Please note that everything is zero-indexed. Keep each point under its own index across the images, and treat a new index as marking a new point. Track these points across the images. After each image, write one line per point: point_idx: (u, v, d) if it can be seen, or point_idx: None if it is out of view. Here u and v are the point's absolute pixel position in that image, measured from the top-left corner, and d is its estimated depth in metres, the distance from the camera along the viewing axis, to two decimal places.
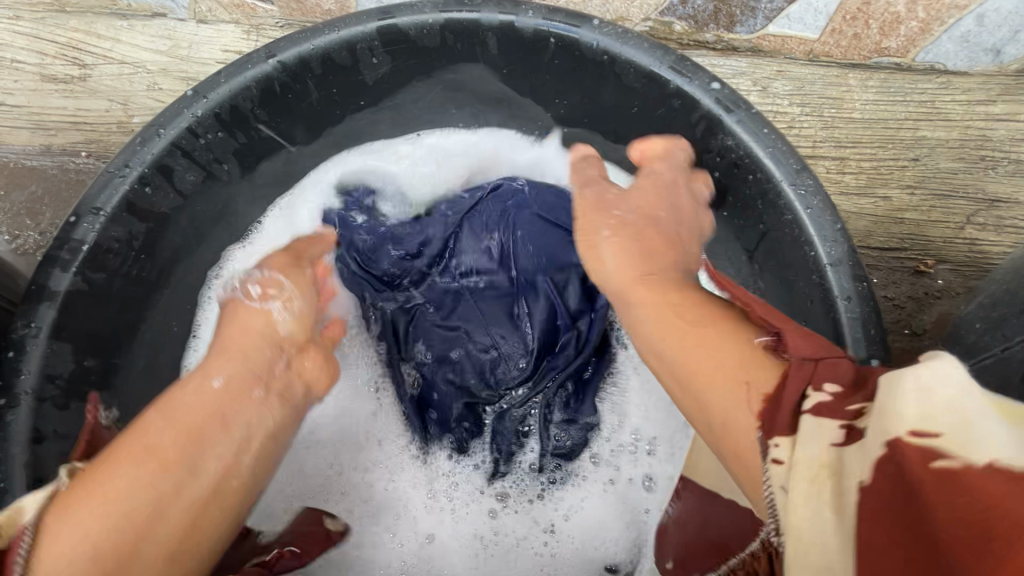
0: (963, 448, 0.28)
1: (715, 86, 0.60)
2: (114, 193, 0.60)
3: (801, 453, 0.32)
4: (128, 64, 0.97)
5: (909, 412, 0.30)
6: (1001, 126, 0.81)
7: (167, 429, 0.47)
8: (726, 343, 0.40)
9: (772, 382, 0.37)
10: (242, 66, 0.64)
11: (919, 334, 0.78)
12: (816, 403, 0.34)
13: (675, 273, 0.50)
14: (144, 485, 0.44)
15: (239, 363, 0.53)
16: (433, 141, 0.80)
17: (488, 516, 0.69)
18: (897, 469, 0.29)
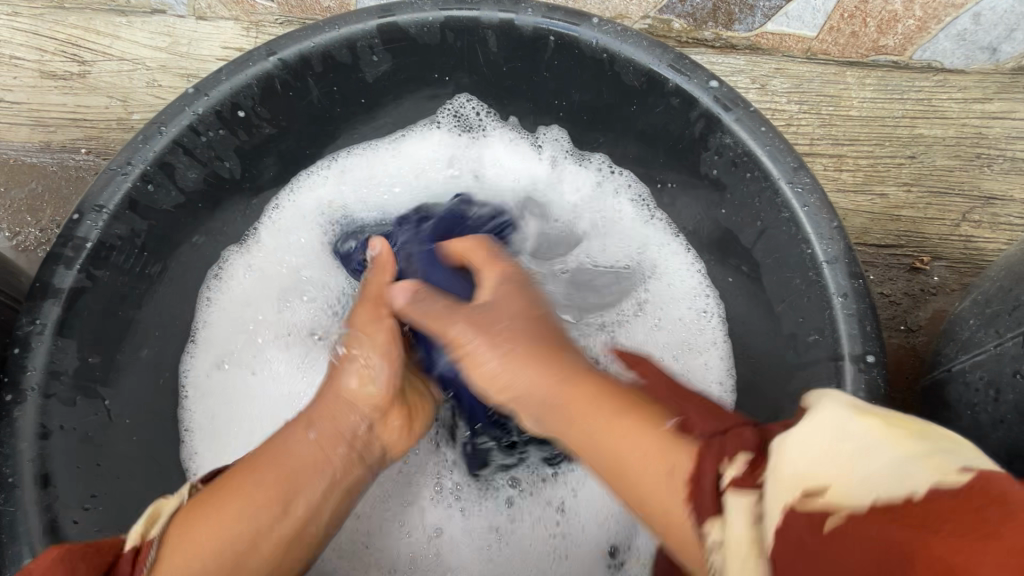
0: (848, 496, 0.32)
1: (714, 84, 0.61)
2: (116, 191, 0.60)
3: (730, 533, 0.35)
4: (128, 60, 0.97)
5: (801, 467, 0.34)
6: (997, 124, 0.82)
7: (269, 473, 0.51)
8: (637, 434, 0.43)
9: (689, 464, 0.40)
10: (243, 63, 0.64)
11: (913, 330, 0.79)
12: (730, 479, 0.37)
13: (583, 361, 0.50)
14: (244, 519, 0.48)
15: (329, 420, 0.55)
16: (416, 145, 0.80)
17: (499, 508, 0.70)
18: (790, 531, 0.32)
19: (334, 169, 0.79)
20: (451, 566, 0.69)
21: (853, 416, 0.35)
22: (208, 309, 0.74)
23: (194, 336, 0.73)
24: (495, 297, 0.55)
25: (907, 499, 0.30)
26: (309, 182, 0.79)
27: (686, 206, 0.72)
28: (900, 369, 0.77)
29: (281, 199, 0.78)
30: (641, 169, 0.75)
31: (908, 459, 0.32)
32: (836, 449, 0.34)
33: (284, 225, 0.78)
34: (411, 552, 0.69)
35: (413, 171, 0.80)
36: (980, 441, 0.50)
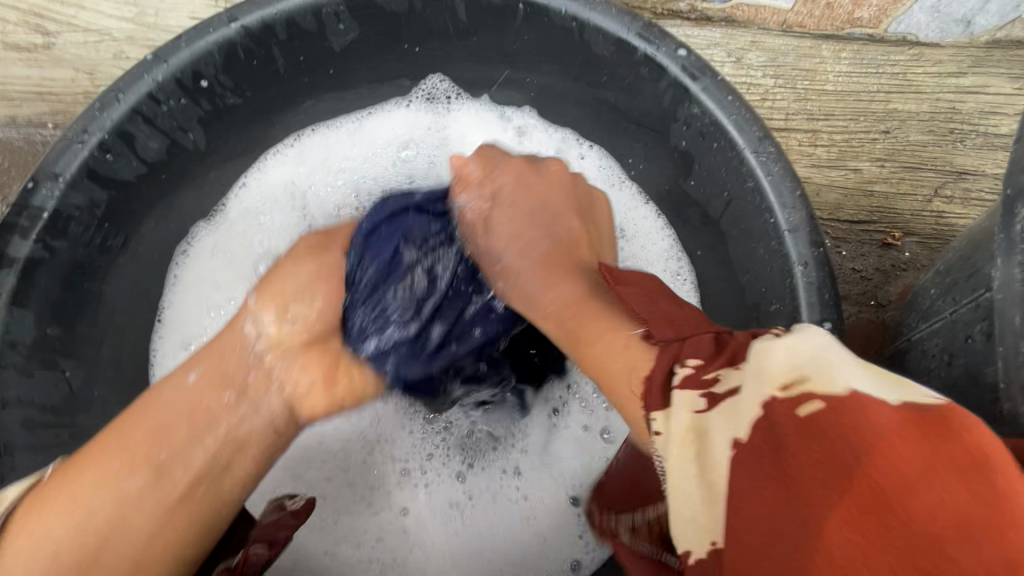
0: (826, 387, 0.31)
1: (682, 53, 0.60)
2: (72, 159, 0.59)
3: (672, 424, 0.35)
4: (94, 31, 0.95)
5: (780, 363, 0.34)
6: (971, 98, 0.81)
7: (138, 429, 0.50)
8: (612, 353, 0.44)
9: (648, 364, 0.40)
10: (203, 30, 0.62)
11: (883, 305, 0.79)
12: (684, 376, 0.37)
13: (575, 282, 0.53)
14: (113, 480, 0.48)
15: (216, 359, 0.55)
16: (383, 123, 0.79)
17: (456, 478, 0.70)
18: (769, 426, 0.32)
19: (298, 149, 0.78)
20: (418, 545, 0.69)
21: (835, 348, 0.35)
22: (177, 289, 0.73)
23: (161, 316, 0.72)
24: (506, 175, 0.63)
25: (873, 417, 0.30)
26: (274, 162, 0.77)
27: (657, 180, 0.72)
28: (868, 343, 0.78)
29: (247, 176, 0.77)
30: (614, 141, 0.74)
31: (879, 378, 0.32)
32: (815, 361, 0.33)
33: (248, 204, 0.76)
34: (378, 532, 0.69)
35: (376, 149, 0.78)
36: None
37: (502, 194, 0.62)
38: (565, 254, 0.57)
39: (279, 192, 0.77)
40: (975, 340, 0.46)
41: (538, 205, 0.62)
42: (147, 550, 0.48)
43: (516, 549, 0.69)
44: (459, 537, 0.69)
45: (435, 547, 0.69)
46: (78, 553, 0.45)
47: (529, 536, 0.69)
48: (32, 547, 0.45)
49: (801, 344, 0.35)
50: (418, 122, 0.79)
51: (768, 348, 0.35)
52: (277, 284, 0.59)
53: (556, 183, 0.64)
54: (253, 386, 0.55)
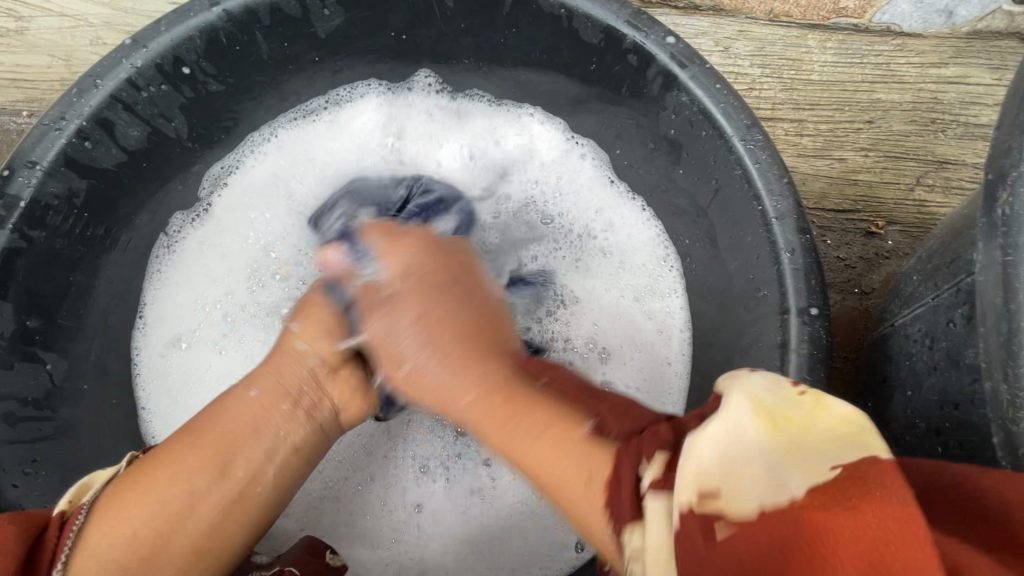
0: (733, 505, 0.33)
1: (671, 40, 0.60)
2: (50, 147, 0.57)
3: (648, 538, 0.36)
4: (68, 16, 0.92)
5: (696, 469, 0.35)
6: (952, 88, 0.83)
7: (213, 436, 0.51)
8: (562, 445, 0.43)
9: (606, 470, 0.40)
10: (183, 14, 0.60)
11: (867, 293, 0.81)
12: (648, 483, 0.37)
13: (494, 369, 0.50)
14: (183, 476, 0.49)
15: (274, 377, 0.56)
16: (358, 120, 0.78)
17: (483, 468, 0.70)
18: (688, 538, 0.33)
19: (274, 146, 0.77)
20: (435, 538, 0.69)
21: (752, 406, 0.36)
22: (162, 286, 0.72)
23: (143, 312, 0.71)
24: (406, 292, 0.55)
25: (788, 502, 0.32)
26: (253, 159, 0.76)
27: (646, 169, 0.72)
28: (851, 330, 0.79)
29: (228, 175, 0.75)
30: (603, 130, 0.74)
31: (789, 459, 0.34)
32: (735, 449, 0.35)
33: (240, 203, 0.75)
34: (399, 528, 0.69)
35: (352, 146, 0.78)
36: (917, 388, 0.51)
37: (402, 297, 0.55)
38: (479, 336, 0.52)
39: (267, 187, 0.76)
40: (956, 324, 0.47)
41: (454, 296, 0.54)
42: (209, 543, 0.49)
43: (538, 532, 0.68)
44: (483, 526, 0.69)
45: (451, 538, 0.69)
46: (145, 545, 0.47)
47: (545, 525, 0.68)
48: (108, 540, 0.46)
49: (723, 426, 0.36)
50: (403, 116, 0.78)
51: (690, 446, 0.36)
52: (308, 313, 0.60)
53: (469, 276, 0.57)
54: (310, 394, 0.57)
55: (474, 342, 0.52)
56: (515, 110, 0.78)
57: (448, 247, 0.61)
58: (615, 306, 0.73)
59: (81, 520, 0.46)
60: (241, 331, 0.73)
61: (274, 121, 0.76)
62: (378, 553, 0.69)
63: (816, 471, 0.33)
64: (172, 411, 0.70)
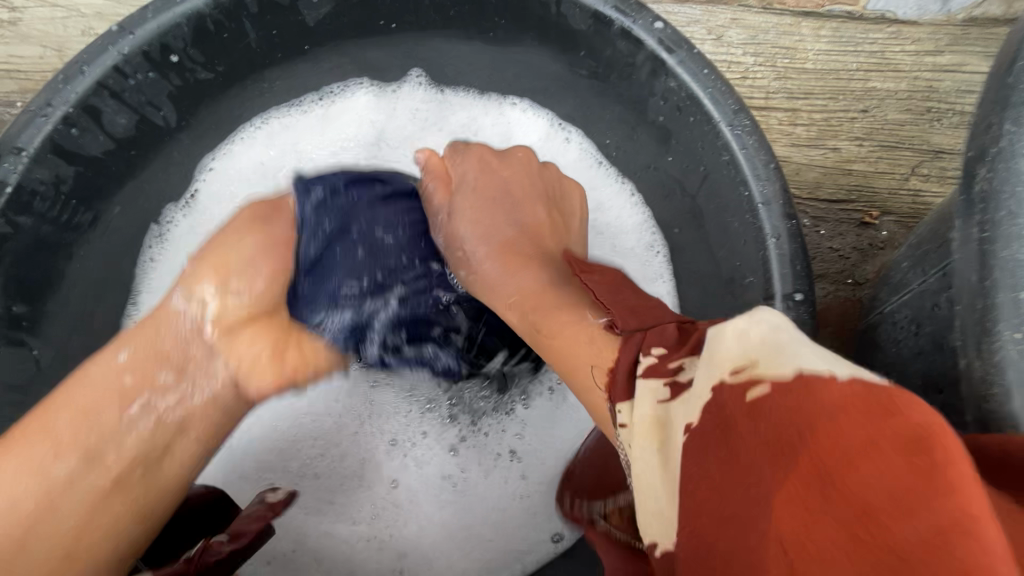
0: (750, 391, 0.30)
1: (659, 25, 0.59)
2: (37, 133, 0.57)
3: (634, 417, 0.36)
4: (61, 7, 0.92)
5: (703, 382, 0.33)
6: (948, 77, 0.82)
7: (73, 409, 0.50)
8: (581, 346, 0.45)
9: (609, 359, 0.42)
10: (170, 1, 0.60)
11: (860, 283, 0.80)
12: (646, 367, 0.37)
13: (529, 278, 0.55)
14: (43, 460, 0.48)
15: (149, 339, 0.53)
16: (343, 113, 0.78)
17: (458, 450, 0.70)
18: (720, 408, 0.31)
19: (259, 137, 0.76)
20: (410, 517, 0.69)
21: (770, 329, 0.33)
22: (147, 268, 0.72)
23: (132, 296, 0.71)
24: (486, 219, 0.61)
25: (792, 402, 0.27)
26: (242, 147, 0.76)
27: (635, 157, 0.72)
28: (844, 320, 0.79)
29: (216, 160, 0.75)
30: (593, 120, 0.74)
31: (805, 364, 0.29)
32: (763, 348, 0.32)
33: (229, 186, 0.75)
34: (371, 506, 0.69)
35: (339, 137, 0.78)
36: (902, 374, 0.50)
37: (457, 209, 0.62)
38: (522, 249, 0.59)
39: (253, 174, 0.76)
40: (941, 307, 0.46)
41: (533, 254, 0.58)
42: (86, 527, 0.49)
43: (506, 523, 0.68)
44: (448, 513, 0.69)
45: (427, 519, 0.69)
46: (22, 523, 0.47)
47: (508, 512, 0.69)
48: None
49: (738, 330, 0.34)
50: (388, 110, 0.78)
51: (722, 331, 0.35)
52: (212, 254, 0.55)
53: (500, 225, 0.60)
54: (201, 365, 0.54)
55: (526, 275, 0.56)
56: (500, 98, 0.77)
57: (501, 156, 0.66)
58: None
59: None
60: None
61: (262, 112, 0.76)
62: (354, 534, 0.69)
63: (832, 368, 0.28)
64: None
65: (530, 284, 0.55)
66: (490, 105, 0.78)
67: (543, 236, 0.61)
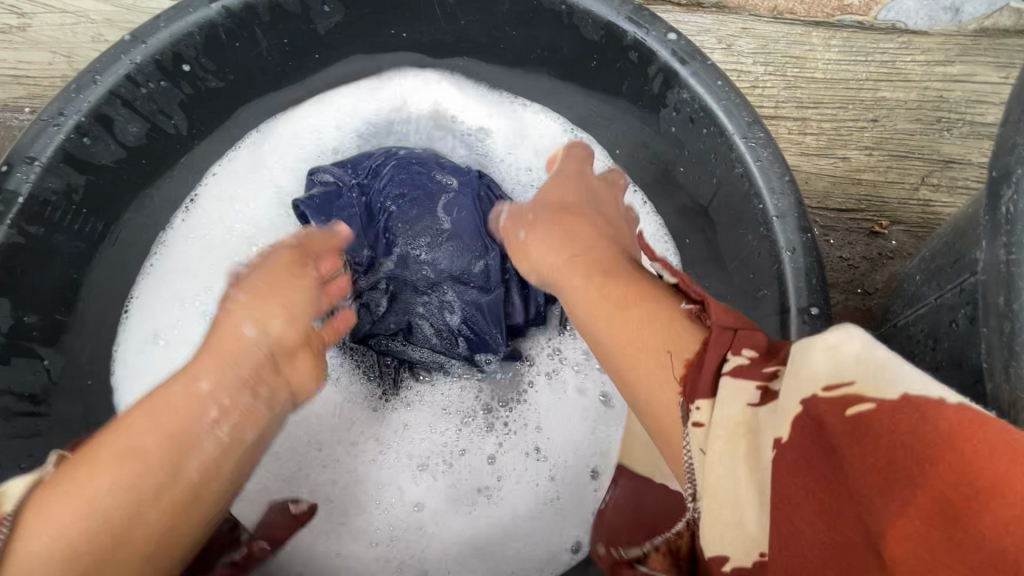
0: (874, 393, 0.30)
1: (672, 36, 0.59)
2: (49, 143, 0.57)
3: (718, 415, 0.35)
4: (70, 13, 0.92)
5: (822, 370, 0.32)
6: (958, 87, 0.82)
7: (151, 432, 0.47)
8: (649, 326, 0.43)
9: (694, 349, 0.39)
10: (182, 10, 0.60)
11: (870, 293, 0.80)
12: (734, 367, 0.36)
13: (604, 249, 0.55)
14: (130, 481, 0.45)
15: (229, 368, 0.52)
16: (345, 102, 0.76)
17: (485, 464, 0.70)
18: (813, 419, 0.31)
19: (262, 137, 0.75)
20: (437, 535, 0.69)
21: (882, 337, 0.33)
22: (147, 279, 0.71)
23: (127, 308, 0.70)
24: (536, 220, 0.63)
25: (930, 404, 0.29)
26: (245, 150, 0.75)
27: (645, 167, 0.72)
28: None
29: (217, 167, 0.74)
30: (604, 131, 0.74)
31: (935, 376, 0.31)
32: (868, 365, 0.31)
33: (225, 191, 0.74)
34: (395, 525, 0.69)
35: (345, 129, 0.76)
36: None
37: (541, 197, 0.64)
38: (587, 229, 0.58)
39: (252, 177, 0.75)
40: (959, 324, 0.46)
41: (594, 236, 0.57)
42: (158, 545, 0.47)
43: (533, 527, 0.68)
44: (477, 525, 0.69)
45: (449, 538, 0.69)
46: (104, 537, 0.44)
47: (536, 516, 0.69)
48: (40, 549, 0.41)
49: (831, 345, 0.32)
50: (393, 99, 0.76)
51: (816, 341, 0.33)
52: (263, 293, 0.56)
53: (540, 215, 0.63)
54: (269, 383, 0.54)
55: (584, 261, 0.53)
56: (510, 100, 0.76)
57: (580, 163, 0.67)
58: None
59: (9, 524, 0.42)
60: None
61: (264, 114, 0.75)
62: (374, 555, 0.68)
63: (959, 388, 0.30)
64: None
65: (597, 257, 0.53)
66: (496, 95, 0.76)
67: (615, 225, 0.61)
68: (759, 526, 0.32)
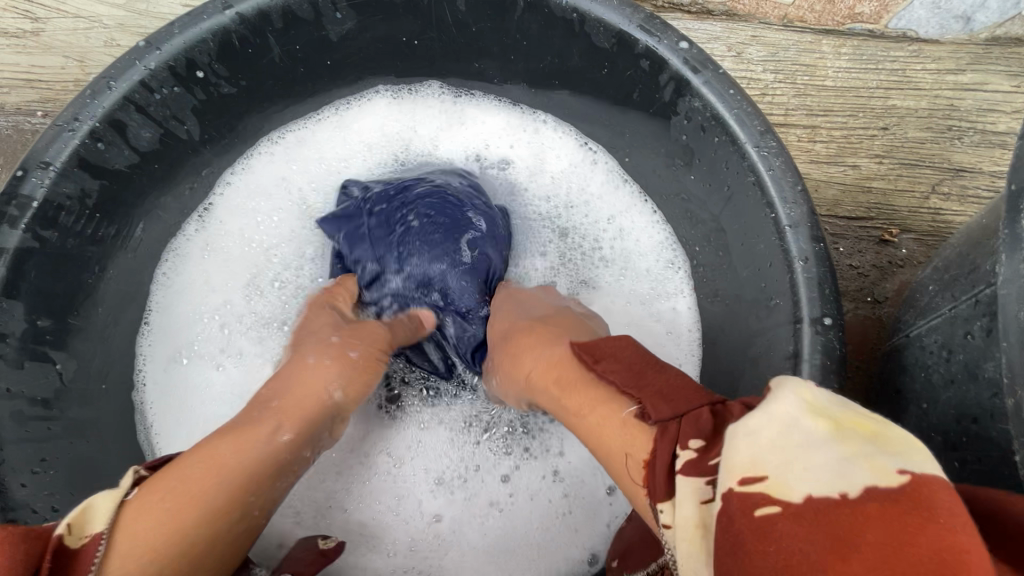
0: (782, 489, 0.29)
1: (684, 45, 0.59)
2: (63, 148, 0.57)
3: (676, 515, 0.33)
4: (84, 18, 0.93)
5: (740, 460, 0.31)
6: (969, 95, 0.81)
7: (230, 474, 0.47)
8: (609, 429, 0.42)
9: (646, 449, 0.38)
10: (196, 17, 0.60)
11: (880, 302, 0.79)
12: (683, 462, 0.34)
13: (553, 343, 0.52)
14: (208, 514, 0.44)
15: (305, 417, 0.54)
16: (359, 117, 0.78)
17: (502, 482, 0.70)
18: (727, 528, 0.29)
19: (278, 150, 0.76)
20: (452, 549, 0.68)
21: (803, 411, 0.32)
22: (163, 290, 0.72)
23: (148, 319, 0.71)
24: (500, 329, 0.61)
25: (839, 497, 0.27)
26: (260, 163, 0.76)
27: (655, 175, 0.72)
28: (864, 339, 0.78)
29: (234, 175, 0.75)
30: (614, 139, 0.74)
31: (848, 457, 0.29)
32: (778, 450, 0.30)
33: (247, 206, 0.75)
34: (413, 537, 0.69)
35: (357, 144, 0.78)
36: (933, 401, 0.50)
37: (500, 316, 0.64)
38: (552, 326, 0.56)
39: (275, 191, 0.76)
40: (974, 336, 0.46)
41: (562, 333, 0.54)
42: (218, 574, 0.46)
43: (551, 544, 0.68)
44: (494, 540, 0.69)
45: (466, 551, 0.68)
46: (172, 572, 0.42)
47: (556, 535, 0.68)
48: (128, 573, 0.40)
49: (761, 438, 0.31)
50: (409, 116, 0.78)
51: (736, 431, 0.32)
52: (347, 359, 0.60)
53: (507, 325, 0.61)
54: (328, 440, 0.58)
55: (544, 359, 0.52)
56: (531, 119, 0.77)
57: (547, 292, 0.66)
58: (623, 315, 0.72)
59: (103, 547, 0.40)
60: (239, 345, 0.72)
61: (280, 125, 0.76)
62: (394, 564, 0.68)
63: (882, 469, 0.27)
64: (177, 417, 0.70)
65: (551, 352, 0.52)
66: (512, 111, 0.78)
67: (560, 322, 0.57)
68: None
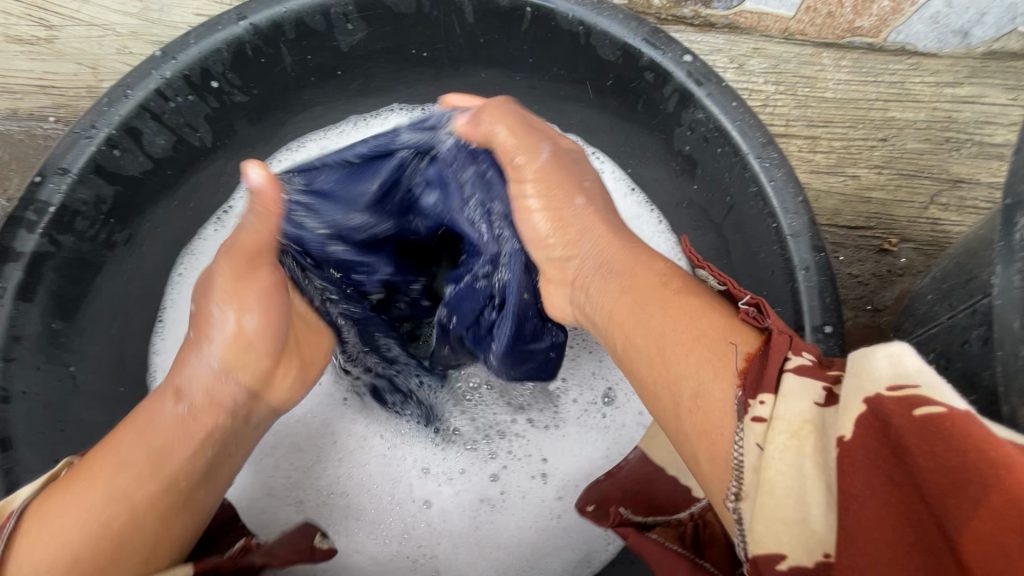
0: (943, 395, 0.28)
1: (688, 58, 0.60)
2: (80, 154, 0.59)
3: (781, 408, 0.31)
4: (97, 26, 0.94)
5: (884, 371, 0.29)
6: (966, 108, 0.83)
7: (139, 450, 0.48)
8: (704, 321, 0.39)
9: (752, 344, 0.37)
10: (211, 27, 0.62)
11: (880, 310, 0.81)
12: (797, 364, 0.33)
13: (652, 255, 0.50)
14: (122, 488, 0.47)
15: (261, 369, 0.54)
16: (378, 130, 0.79)
17: (490, 480, 0.70)
18: (878, 420, 0.28)
19: (299, 155, 0.79)
20: (444, 541, 0.69)
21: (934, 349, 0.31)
22: (177, 288, 0.73)
23: (161, 315, 0.72)
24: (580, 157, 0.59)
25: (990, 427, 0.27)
26: (283, 167, 0.78)
27: (660, 185, 0.73)
28: (863, 347, 0.80)
29: None
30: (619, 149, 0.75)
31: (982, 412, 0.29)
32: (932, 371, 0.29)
33: None
34: (403, 532, 0.69)
35: None
36: None
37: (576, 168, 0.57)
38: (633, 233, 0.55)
39: None
40: (972, 345, 0.47)
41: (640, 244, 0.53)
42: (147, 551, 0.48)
43: (538, 539, 0.69)
44: (484, 535, 0.69)
45: (457, 538, 0.69)
46: (93, 551, 0.45)
47: (544, 531, 0.69)
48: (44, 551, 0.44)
49: (887, 365, 0.29)
50: None
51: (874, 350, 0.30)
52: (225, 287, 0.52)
53: (597, 182, 0.58)
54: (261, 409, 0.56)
55: (619, 270, 0.49)
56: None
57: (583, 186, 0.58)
58: None
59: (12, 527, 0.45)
60: None
61: (301, 132, 0.78)
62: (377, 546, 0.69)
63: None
64: None
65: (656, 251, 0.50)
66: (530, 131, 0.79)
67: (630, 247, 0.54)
68: (821, 507, 0.29)
